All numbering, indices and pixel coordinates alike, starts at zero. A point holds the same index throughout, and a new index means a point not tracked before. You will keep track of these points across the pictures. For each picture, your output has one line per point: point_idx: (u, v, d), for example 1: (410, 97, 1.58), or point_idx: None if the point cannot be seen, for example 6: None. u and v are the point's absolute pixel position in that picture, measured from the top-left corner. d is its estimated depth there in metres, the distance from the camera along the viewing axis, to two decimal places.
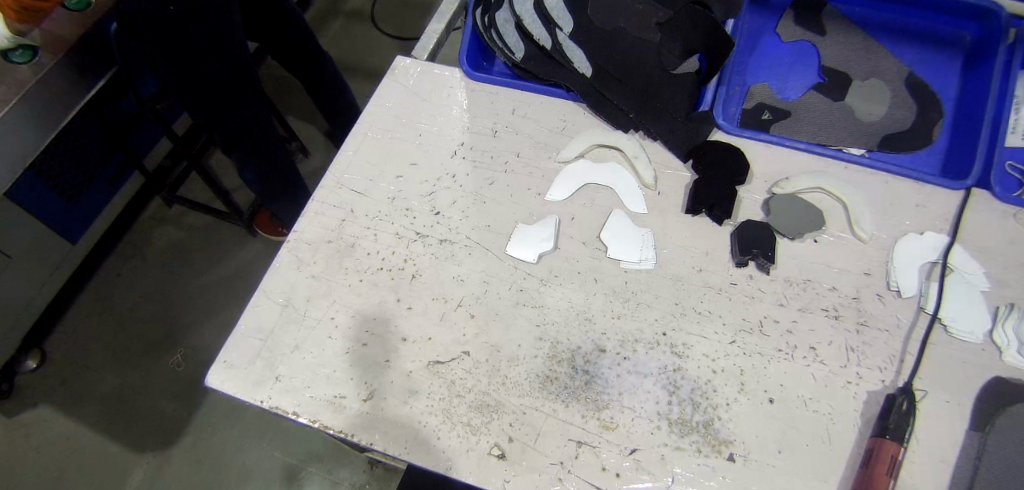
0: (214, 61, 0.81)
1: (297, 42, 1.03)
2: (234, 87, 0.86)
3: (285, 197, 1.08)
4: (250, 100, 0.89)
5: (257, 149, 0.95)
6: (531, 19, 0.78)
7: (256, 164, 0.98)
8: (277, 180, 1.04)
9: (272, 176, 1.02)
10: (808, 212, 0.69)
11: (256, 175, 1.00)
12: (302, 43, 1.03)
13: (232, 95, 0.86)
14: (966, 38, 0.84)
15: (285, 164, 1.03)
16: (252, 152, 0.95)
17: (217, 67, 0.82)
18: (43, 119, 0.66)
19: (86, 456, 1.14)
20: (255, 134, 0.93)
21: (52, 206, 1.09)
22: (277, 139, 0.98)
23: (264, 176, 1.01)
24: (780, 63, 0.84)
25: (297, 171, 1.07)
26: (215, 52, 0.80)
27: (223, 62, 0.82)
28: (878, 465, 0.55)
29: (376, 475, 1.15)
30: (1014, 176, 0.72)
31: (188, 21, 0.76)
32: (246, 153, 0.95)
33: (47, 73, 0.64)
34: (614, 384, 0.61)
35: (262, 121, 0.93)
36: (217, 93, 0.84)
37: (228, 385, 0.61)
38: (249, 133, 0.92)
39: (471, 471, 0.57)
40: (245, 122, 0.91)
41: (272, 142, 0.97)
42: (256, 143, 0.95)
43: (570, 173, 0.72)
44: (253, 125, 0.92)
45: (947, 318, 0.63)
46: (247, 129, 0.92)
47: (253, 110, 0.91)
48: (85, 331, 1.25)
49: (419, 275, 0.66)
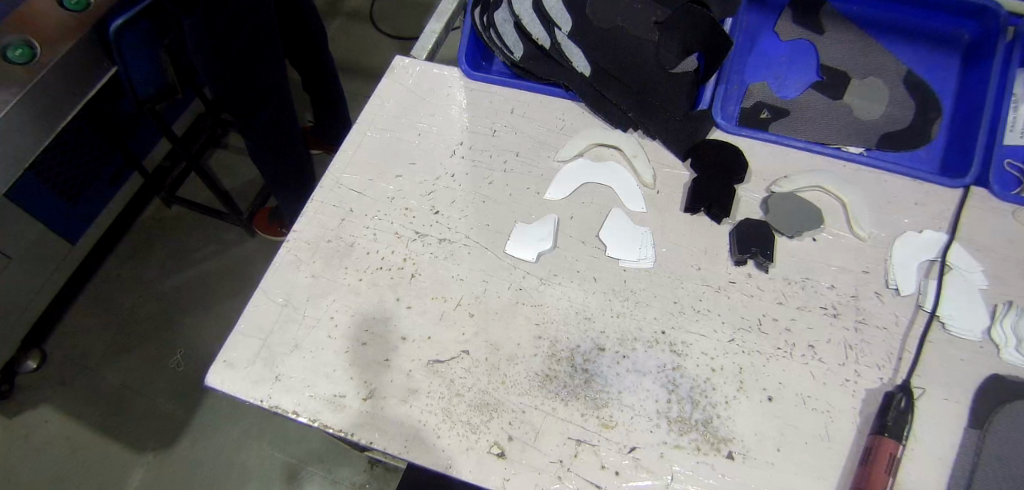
0: (231, 53, 0.80)
1: (309, 38, 1.02)
2: (248, 71, 0.85)
3: (292, 187, 1.10)
4: (262, 81, 0.89)
5: (267, 136, 0.96)
6: (529, 18, 0.78)
7: (266, 148, 0.98)
8: (286, 162, 1.04)
9: (276, 169, 1.04)
10: (806, 210, 0.69)
11: (266, 160, 1.00)
12: (311, 32, 1.01)
13: (248, 79, 0.86)
14: (965, 37, 0.84)
15: (293, 151, 1.04)
16: (261, 141, 0.96)
17: (230, 64, 0.81)
18: (45, 121, 0.66)
19: (86, 456, 1.15)
20: (265, 115, 0.93)
21: (52, 207, 1.10)
22: (287, 126, 0.99)
23: (275, 164, 1.02)
24: (778, 62, 0.85)
25: (303, 162, 1.08)
26: (227, 55, 0.80)
27: (242, 46, 0.81)
28: (878, 461, 0.56)
29: (376, 474, 1.15)
30: (1013, 174, 0.72)
31: (213, 16, 0.74)
32: (256, 137, 0.95)
33: (47, 73, 0.64)
34: (614, 383, 0.61)
35: (274, 102, 0.93)
36: (233, 79, 0.83)
37: (228, 385, 0.61)
38: (256, 117, 0.92)
39: (471, 469, 0.57)
40: (260, 105, 0.91)
41: (281, 128, 0.98)
42: (267, 124, 0.95)
43: (569, 172, 0.72)
44: (262, 109, 0.92)
45: (945, 316, 0.63)
46: (257, 112, 0.92)
47: (265, 93, 0.90)
48: (85, 331, 1.25)
49: (418, 274, 0.66)
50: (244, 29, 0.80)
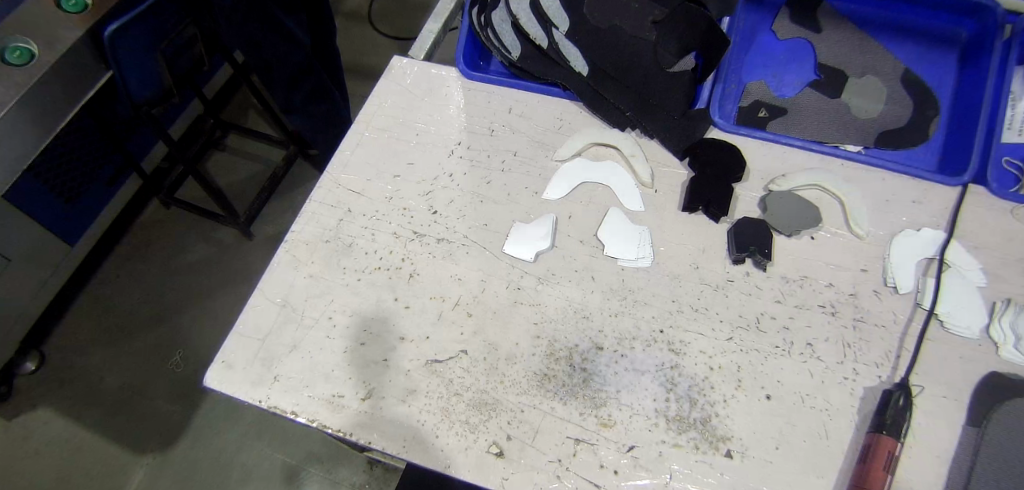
0: (250, 33, 0.87)
1: (326, 38, 1.05)
2: (273, 22, 0.87)
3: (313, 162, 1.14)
4: (290, 42, 0.91)
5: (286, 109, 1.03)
6: (527, 17, 0.78)
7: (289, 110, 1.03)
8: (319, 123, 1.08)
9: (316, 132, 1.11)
10: (804, 209, 0.69)
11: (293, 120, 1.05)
12: (326, 31, 1.04)
13: (271, 57, 0.92)
14: (962, 35, 0.84)
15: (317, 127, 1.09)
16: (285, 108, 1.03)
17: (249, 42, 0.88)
18: (43, 120, 0.70)
19: (85, 457, 1.15)
20: (294, 69, 0.96)
21: (51, 207, 1.10)
22: (301, 109, 1.04)
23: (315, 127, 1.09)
24: (775, 61, 0.85)
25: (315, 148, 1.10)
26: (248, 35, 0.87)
27: (256, 32, 0.87)
28: (877, 459, 0.56)
29: (376, 475, 1.15)
30: (1012, 172, 0.71)
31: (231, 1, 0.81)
32: (285, 92, 0.99)
33: (43, 75, 0.67)
34: (612, 382, 0.61)
35: (302, 65, 0.96)
36: (260, 49, 0.90)
37: (227, 385, 0.61)
38: (285, 74, 0.96)
39: (470, 469, 0.57)
40: (290, 64, 0.94)
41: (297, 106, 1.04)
42: (287, 99, 1.01)
43: (566, 171, 0.72)
44: (291, 64, 0.94)
45: (945, 314, 0.63)
46: (287, 70, 0.95)
47: (288, 54, 0.92)
48: (85, 332, 1.25)
49: (417, 275, 0.66)
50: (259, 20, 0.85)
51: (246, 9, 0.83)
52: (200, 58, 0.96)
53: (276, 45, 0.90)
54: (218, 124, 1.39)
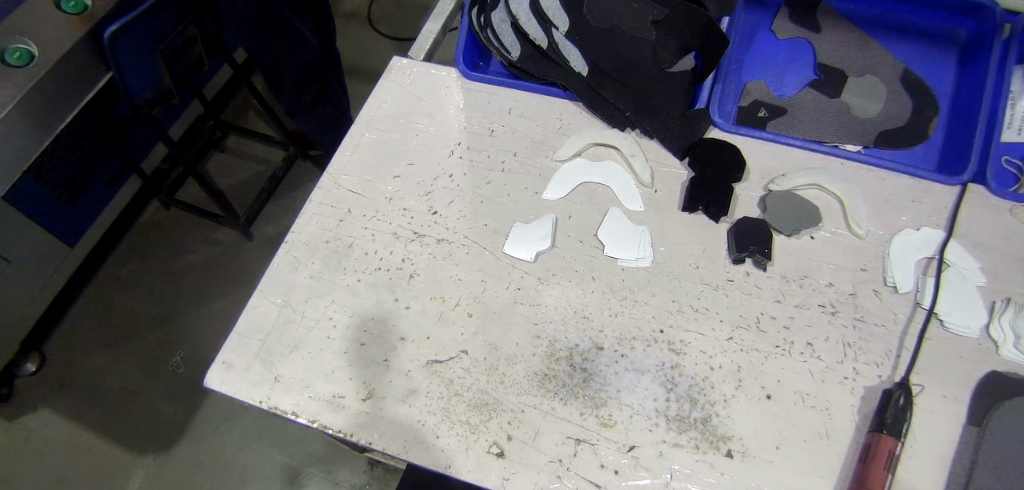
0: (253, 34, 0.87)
1: (328, 39, 1.05)
2: (274, 24, 0.87)
3: None
4: (291, 43, 0.91)
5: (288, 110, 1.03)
6: (526, 18, 0.78)
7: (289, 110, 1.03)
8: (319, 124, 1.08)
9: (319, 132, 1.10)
10: (804, 208, 0.69)
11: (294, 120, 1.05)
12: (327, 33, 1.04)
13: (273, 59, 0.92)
14: (961, 34, 0.84)
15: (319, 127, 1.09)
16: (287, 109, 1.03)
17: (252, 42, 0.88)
18: (43, 121, 0.71)
19: (85, 458, 1.15)
20: (294, 69, 0.96)
21: (51, 208, 1.10)
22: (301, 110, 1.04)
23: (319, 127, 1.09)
24: (775, 61, 0.85)
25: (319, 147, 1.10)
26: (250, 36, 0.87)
27: (258, 34, 0.87)
28: (877, 459, 0.56)
29: (376, 475, 1.15)
30: (1011, 170, 0.72)
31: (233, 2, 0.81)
32: (285, 93, 1.00)
33: (43, 76, 0.68)
34: (612, 382, 0.61)
35: (304, 67, 0.96)
36: (261, 50, 0.90)
37: (227, 386, 0.61)
38: (285, 76, 0.96)
39: (470, 469, 0.57)
40: (290, 66, 0.94)
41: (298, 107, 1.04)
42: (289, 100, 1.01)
43: (566, 171, 0.73)
44: (291, 64, 0.94)
45: (944, 313, 0.63)
46: (288, 71, 0.95)
47: (288, 55, 0.92)
48: (84, 334, 1.25)
49: (417, 275, 0.66)
50: (263, 21, 0.85)
51: (246, 10, 0.83)
52: (200, 59, 0.96)
53: (278, 46, 0.90)
54: (218, 125, 1.39)
